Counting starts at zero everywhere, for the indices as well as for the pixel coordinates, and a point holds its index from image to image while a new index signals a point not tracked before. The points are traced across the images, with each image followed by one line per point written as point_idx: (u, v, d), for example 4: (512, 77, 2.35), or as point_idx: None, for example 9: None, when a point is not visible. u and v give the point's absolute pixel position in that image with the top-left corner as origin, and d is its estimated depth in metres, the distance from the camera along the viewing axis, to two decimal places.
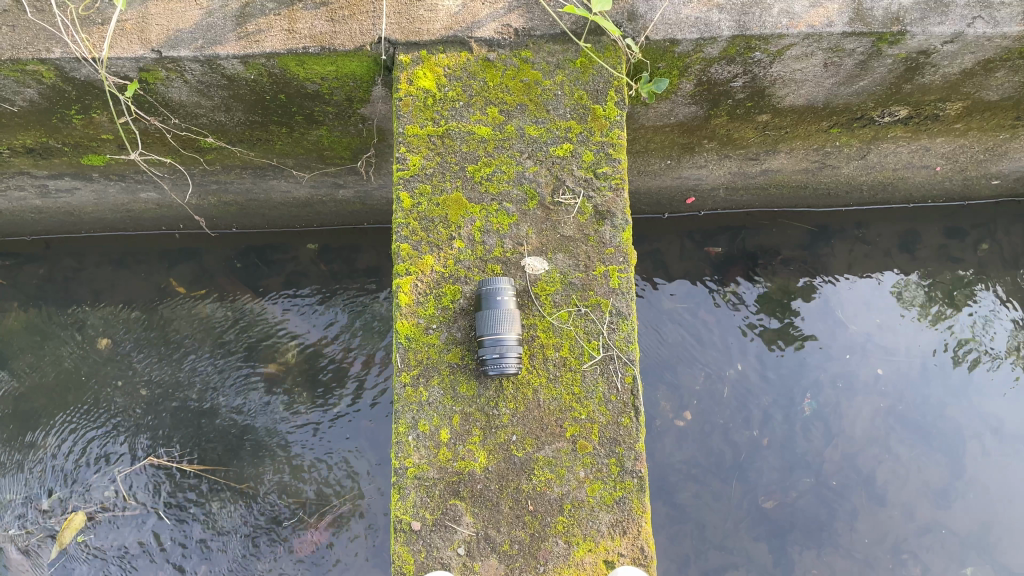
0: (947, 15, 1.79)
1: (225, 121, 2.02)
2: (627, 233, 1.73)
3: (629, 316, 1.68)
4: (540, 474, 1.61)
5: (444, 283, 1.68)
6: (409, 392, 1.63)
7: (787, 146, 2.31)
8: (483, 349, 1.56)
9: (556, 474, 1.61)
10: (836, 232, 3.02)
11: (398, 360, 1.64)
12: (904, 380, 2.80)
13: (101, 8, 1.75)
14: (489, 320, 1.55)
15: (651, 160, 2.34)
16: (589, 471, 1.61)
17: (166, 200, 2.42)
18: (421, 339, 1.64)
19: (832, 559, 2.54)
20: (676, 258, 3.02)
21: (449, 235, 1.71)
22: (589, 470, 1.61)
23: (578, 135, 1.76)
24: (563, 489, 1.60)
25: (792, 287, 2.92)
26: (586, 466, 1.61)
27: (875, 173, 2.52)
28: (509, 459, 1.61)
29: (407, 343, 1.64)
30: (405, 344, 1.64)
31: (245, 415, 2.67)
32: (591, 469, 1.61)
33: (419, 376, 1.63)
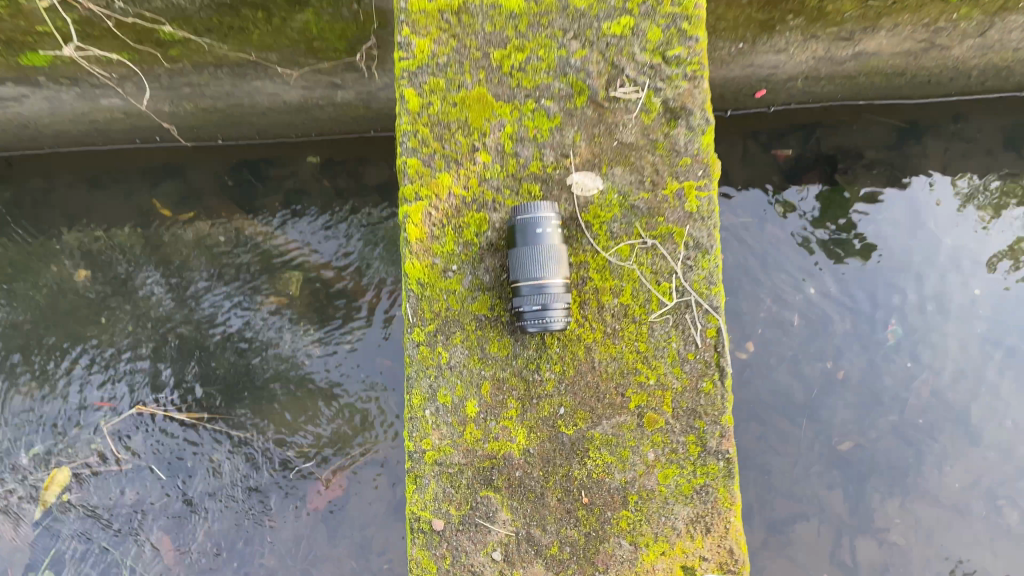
0: None
1: (183, 5, 1.64)
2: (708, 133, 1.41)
3: (710, 252, 1.40)
4: (599, 452, 1.42)
5: (447, 217, 1.40)
6: (424, 353, 1.42)
7: (891, 21, 1.85)
8: (523, 301, 1.27)
9: (618, 457, 1.42)
10: (929, 129, 2.47)
11: (409, 313, 1.41)
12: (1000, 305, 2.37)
13: None
14: (529, 266, 1.25)
15: (719, 45, 1.90)
16: (659, 452, 1.42)
17: (133, 108, 2.02)
18: (435, 293, 1.40)
19: (917, 507, 2.24)
20: (740, 163, 2.49)
21: (451, 126, 1.41)
22: (662, 450, 1.42)
23: (640, 5, 1.39)
24: (627, 476, 1.42)
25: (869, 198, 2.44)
26: (657, 445, 1.42)
27: (991, 55, 2.05)
28: (556, 437, 1.43)
29: (421, 285, 1.40)
30: (416, 292, 1.40)
31: (246, 356, 2.34)
32: (665, 447, 1.42)
33: (436, 333, 1.42)
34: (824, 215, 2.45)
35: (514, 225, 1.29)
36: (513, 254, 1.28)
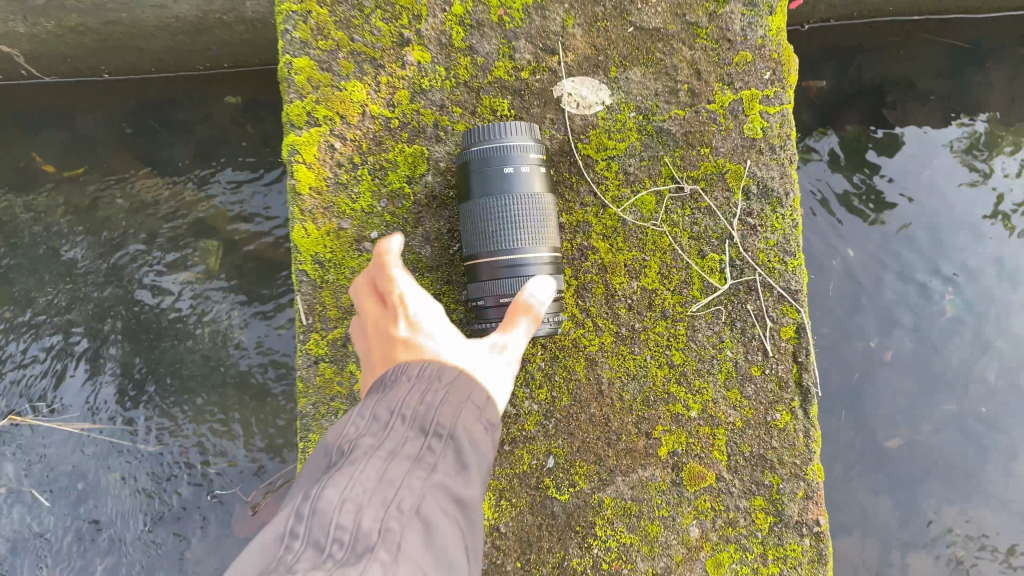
0: None
1: None
2: (779, 12, 1.25)
3: (783, 207, 1.27)
4: (615, 527, 1.26)
5: (363, 153, 1.25)
6: (324, 376, 1.26)
7: None
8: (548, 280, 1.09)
9: (646, 533, 1.26)
10: (992, 52, 2.00)
11: (300, 306, 1.25)
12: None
13: None
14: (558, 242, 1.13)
15: None
16: (704, 523, 1.26)
17: None
18: (343, 280, 1.25)
19: (980, 516, 1.78)
20: None
21: (372, 5, 1.24)
22: (712, 521, 1.26)
23: None
24: (653, 563, 1.25)
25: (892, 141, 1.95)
26: (707, 509, 1.26)
27: None
28: (545, 505, 1.26)
29: (317, 262, 1.25)
30: (317, 261, 1.24)
31: (150, 348, 1.83)
32: (719, 517, 1.26)
33: (339, 340, 1.26)
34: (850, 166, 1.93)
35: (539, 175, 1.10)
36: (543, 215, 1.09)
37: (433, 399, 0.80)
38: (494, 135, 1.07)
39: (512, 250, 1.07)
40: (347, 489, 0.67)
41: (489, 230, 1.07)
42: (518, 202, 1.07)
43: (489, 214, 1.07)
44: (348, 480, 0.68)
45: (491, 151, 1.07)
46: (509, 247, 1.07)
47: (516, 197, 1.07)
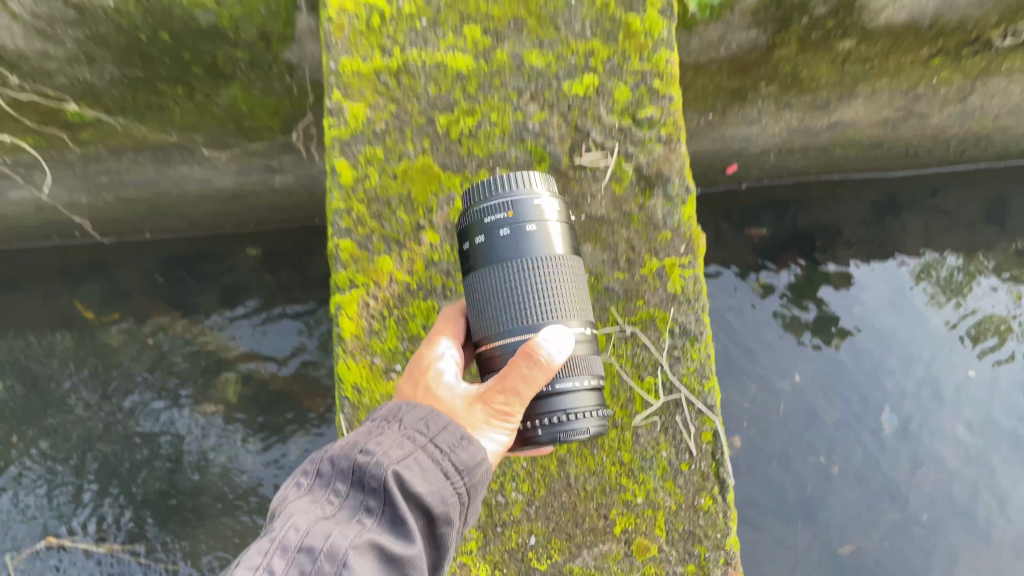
0: None
1: (93, 79, 1.50)
2: (689, 204, 1.38)
3: (699, 340, 1.37)
4: None
5: (391, 308, 1.35)
6: None
7: (869, 87, 1.70)
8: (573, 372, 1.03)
9: None
10: (906, 203, 2.35)
11: (343, 420, 1.34)
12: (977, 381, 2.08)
13: None
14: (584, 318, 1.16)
15: (687, 117, 1.73)
16: None
17: (46, 201, 1.80)
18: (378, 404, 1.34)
19: None
20: (712, 245, 2.30)
21: (397, 199, 1.35)
22: None
23: (604, 63, 1.35)
24: None
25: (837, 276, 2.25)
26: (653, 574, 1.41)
27: (970, 122, 1.95)
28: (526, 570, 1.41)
29: (357, 390, 1.34)
30: (351, 393, 1.34)
31: (176, 475, 2.03)
32: None
33: None
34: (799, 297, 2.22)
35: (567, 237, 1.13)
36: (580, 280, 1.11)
37: (375, 452, 0.86)
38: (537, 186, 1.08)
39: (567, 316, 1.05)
40: (258, 565, 0.74)
41: (547, 292, 1.04)
42: (568, 266, 1.08)
43: (543, 274, 1.04)
44: (264, 554, 0.75)
45: (519, 210, 1.05)
46: (564, 311, 1.05)
47: (566, 259, 1.07)
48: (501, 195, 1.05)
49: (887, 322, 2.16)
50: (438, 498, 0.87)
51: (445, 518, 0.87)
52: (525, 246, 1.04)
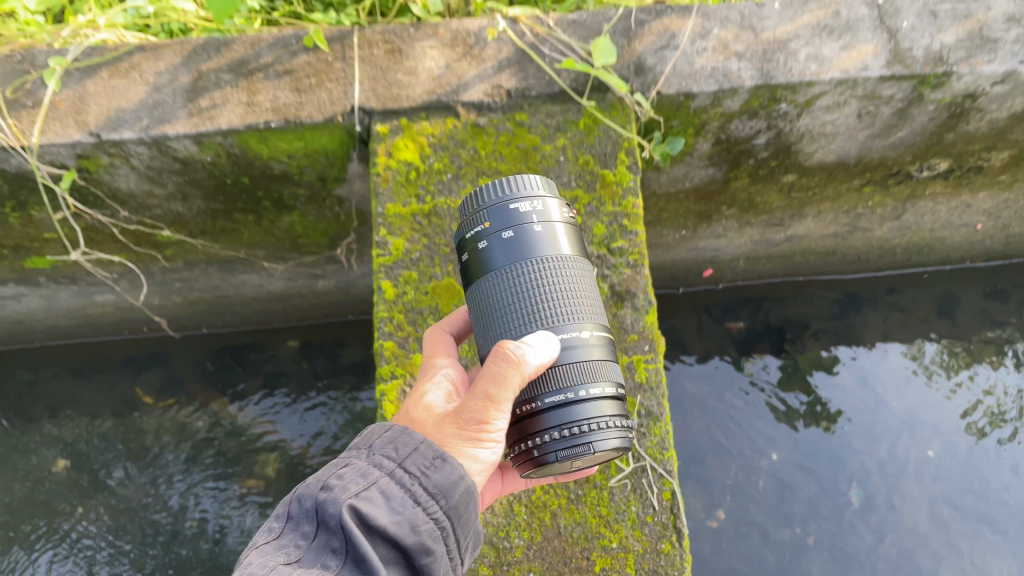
0: (997, 52, 1.54)
1: (182, 211, 1.75)
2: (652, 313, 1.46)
3: (660, 418, 1.39)
4: None
5: None
6: None
7: (815, 209, 2.03)
8: (602, 383, 1.04)
9: None
10: (866, 299, 2.54)
11: None
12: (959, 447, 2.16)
13: (32, 90, 1.49)
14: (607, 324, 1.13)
15: (664, 233, 2.06)
16: None
17: (126, 302, 2.07)
18: None
19: None
20: (695, 336, 2.48)
21: (425, 310, 1.44)
22: None
23: (586, 206, 1.49)
24: None
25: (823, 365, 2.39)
26: None
27: (910, 234, 2.25)
28: None
29: None
30: None
31: (219, 545, 2.11)
32: None
33: None
34: (788, 385, 2.33)
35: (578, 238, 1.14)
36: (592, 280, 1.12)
37: (339, 486, 0.91)
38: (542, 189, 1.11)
39: (571, 317, 1.04)
40: None
41: (547, 289, 1.03)
42: (573, 265, 1.07)
43: (541, 266, 1.04)
44: None
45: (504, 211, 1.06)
46: (567, 314, 1.04)
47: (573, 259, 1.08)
48: (501, 195, 1.08)
49: (861, 405, 2.26)
50: (407, 528, 0.91)
51: (419, 547, 0.91)
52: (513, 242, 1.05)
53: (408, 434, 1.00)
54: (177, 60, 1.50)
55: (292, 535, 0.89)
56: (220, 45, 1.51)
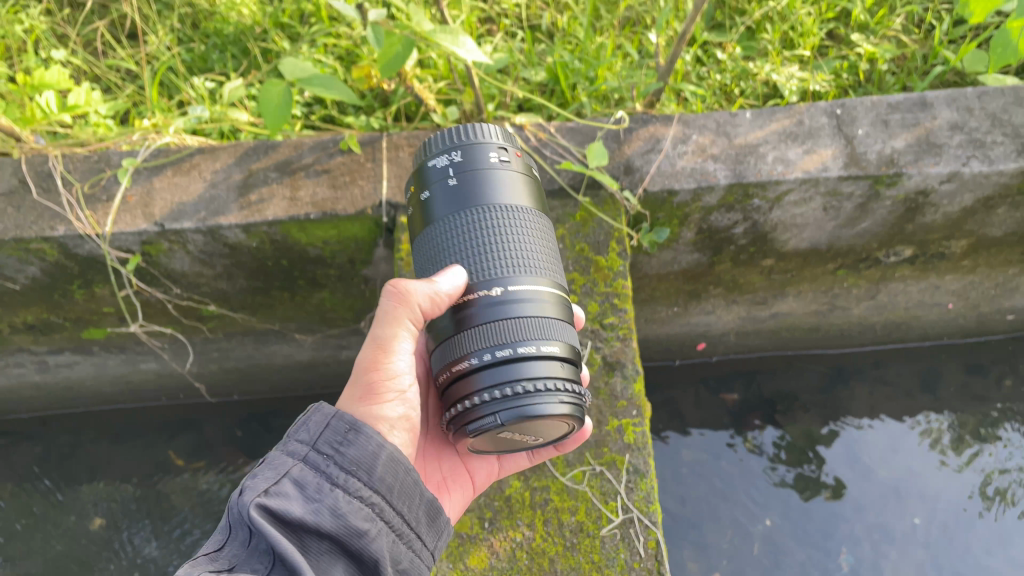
0: (942, 156, 1.78)
1: (226, 289, 1.98)
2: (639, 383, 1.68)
3: (647, 474, 1.58)
4: None
5: None
6: None
7: (795, 289, 2.22)
8: (525, 344, 1.18)
9: None
10: (853, 372, 2.48)
11: None
12: (958, 516, 2.13)
13: (107, 186, 1.77)
14: (550, 265, 1.31)
15: (658, 309, 2.26)
16: None
17: (168, 370, 2.25)
18: None
19: None
20: (693, 408, 2.42)
21: None
22: None
23: (582, 286, 1.76)
24: None
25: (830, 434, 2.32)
26: None
27: (886, 311, 2.36)
28: None
29: None
30: None
31: None
32: None
33: None
34: (790, 455, 2.27)
35: (525, 182, 1.36)
36: (530, 217, 1.31)
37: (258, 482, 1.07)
38: (494, 133, 1.37)
39: (492, 245, 1.25)
40: None
41: (495, 215, 1.27)
42: (501, 201, 1.29)
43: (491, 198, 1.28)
44: None
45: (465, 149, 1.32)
46: (503, 242, 1.26)
47: (508, 197, 1.30)
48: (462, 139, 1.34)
49: (852, 471, 2.22)
50: (327, 512, 1.07)
51: (341, 525, 1.07)
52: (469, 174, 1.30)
53: (318, 416, 1.17)
54: (232, 160, 1.79)
55: (230, 546, 1.04)
56: (268, 149, 1.81)
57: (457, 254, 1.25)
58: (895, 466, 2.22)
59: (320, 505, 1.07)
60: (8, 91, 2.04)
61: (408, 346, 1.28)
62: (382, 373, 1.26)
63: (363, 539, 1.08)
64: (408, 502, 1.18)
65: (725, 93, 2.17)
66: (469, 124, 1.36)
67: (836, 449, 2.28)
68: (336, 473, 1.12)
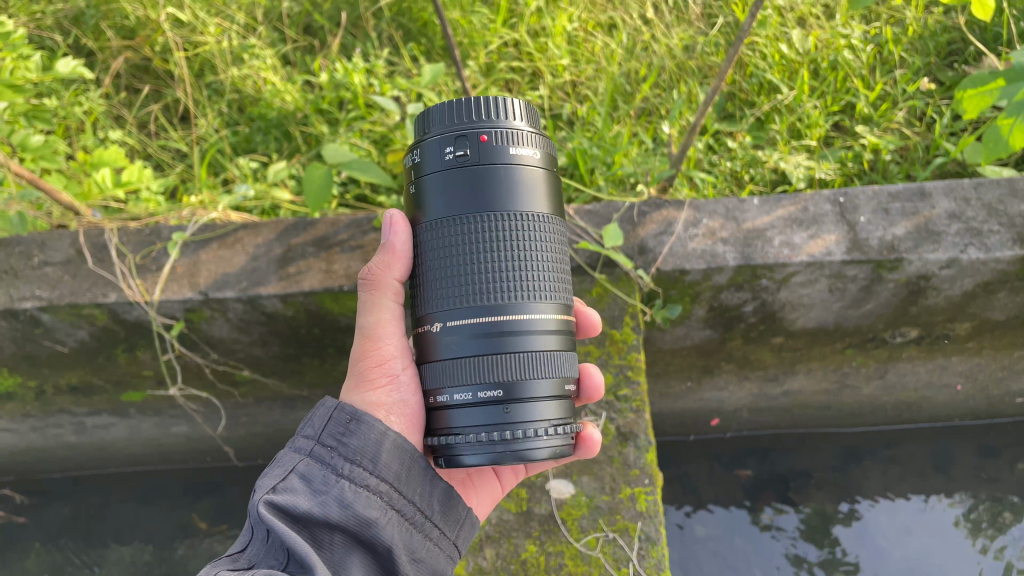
0: (940, 243, 1.89)
1: (260, 355, 2.09)
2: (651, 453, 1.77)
3: (658, 542, 1.65)
4: None
5: None
6: None
7: (805, 366, 2.29)
8: (462, 391, 1.29)
9: None
10: (866, 452, 2.44)
11: None
12: None
13: (157, 257, 1.94)
14: (512, 280, 1.32)
15: (672, 383, 2.34)
16: None
17: (198, 434, 2.34)
18: None
19: None
20: (707, 483, 2.41)
21: None
22: None
23: (598, 358, 1.87)
24: None
25: (847, 513, 2.32)
26: None
27: (896, 392, 2.37)
28: None
29: None
30: None
31: None
32: None
33: None
34: (806, 535, 2.27)
35: (496, 173, 1.33)
36: (485, 224, 1.32)
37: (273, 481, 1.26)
38: (501, 115, 1.36)
39: (497, 263, 1.32)
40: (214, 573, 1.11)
41: (510, 230, 1.33)
42: (451, 215, 1.33)
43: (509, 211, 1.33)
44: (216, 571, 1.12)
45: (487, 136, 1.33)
46: (516, 263, 1.33)
47: (523, 205, 1.35)
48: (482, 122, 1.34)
49: (868, 551, 2.21)
50: (334, 502, 1.26)
51: (348, 510, 1.26)
52: (487, 168, 1.32)
53: (322, 412, 1.37)
54: (274, 235, 1.93)
55: (254, 544, 1.22)
56: (307, 226, 1.94)
57: (472, 265, 1.31)
58: (913, 547, 2.21)
59: (327, 497, 1.26)
60: (70, 168, 2.23)
61: (393, 332, 1.53)
62: (372, 360, 1.50)
63: (369, 523, 1.27)
64: (412, 486, 1.38)
65: (736, 178, 2.30)
66: (456, 108, 1.34)
67: (853, 530, 2.27)
68: (340, 464, 1.31)
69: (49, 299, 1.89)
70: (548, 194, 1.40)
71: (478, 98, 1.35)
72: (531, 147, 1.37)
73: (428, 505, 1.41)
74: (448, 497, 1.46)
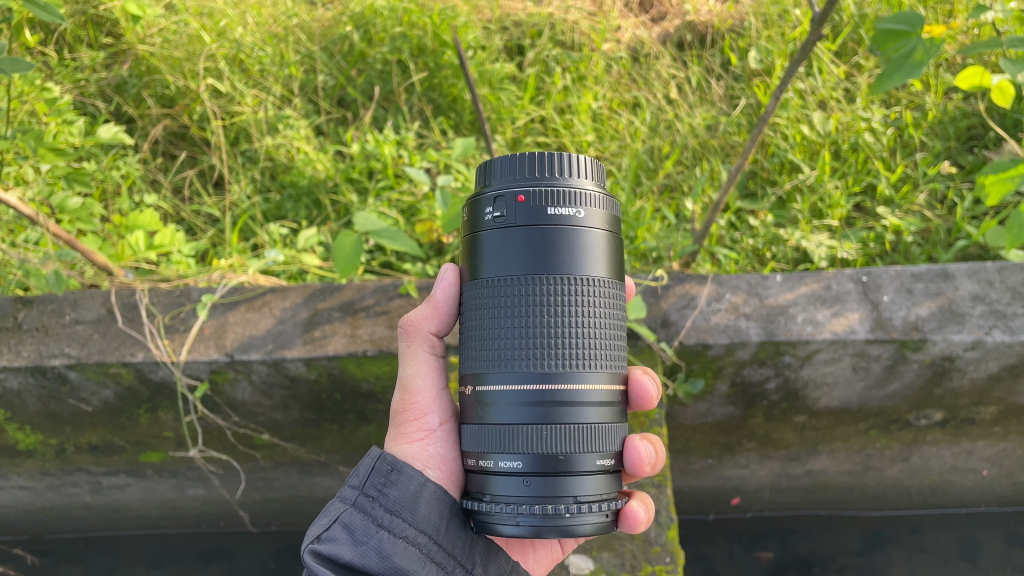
0: (965, 324, 1.89)
1: (280, 419, 2.09)
2: (673, 530, 1.74)
3: None
4: None
5: None
6: None
7: (828, 446, 2.26)
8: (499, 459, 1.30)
9: None
10: (891, 536, 2.38)
11: None
12: None
13: (185, 318, 1.99)
14: (565, 346, 1.31)
15: (692, 460, 2.31)
16: None
17: (213, 497, 2.33)
18: None
19: None
20: (727, 564, 2.35)
21: None
22: None
23: None
24: None
25: None
26: None
27: (921, 475, 2.32)
28: None
29: None
30: None
31: None
32: None
33: None
34: None
35: (556, 233, 1.32)
36: (515, 287, 1.31)
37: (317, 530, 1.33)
38: (564, 172, 1.36)
39: (550, 327, 1.31)
40: None
41: (566, 293, 1.31)
42: (486, 278, 1.35)
43: (565, 271, 1.32)
44: None
45: (548, 195, 1.33)
46: (568, 327, 1.31)
47: (582, 267, 1.33)
48: (544, 181, 1.35)
49: None
50: (373, 554, 1.31)
51: (385, 562, 1.31)
52: (546, 226, 1.32)
53: (368, 461, 1.42)
54: (300, 299, 1.98)
55: None
56: (333, 291, 1.98)
57: (523, 327, 1.31)
58: None
59: (368, 548, 1.31)
60: (105, 230, 2.29)
61: (430, 384, 1.57)
62: (410, 413, 1.55)
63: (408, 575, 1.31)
64: (453, 539, 1.39)
65: (758, 255, 2.32)
66: (522, 163, 1.35)
67: None
68: (381, 515, 1.35)
69: (77, 357, 1.92)
70: (596, 255, 1.35)
71: (534, 155, 1.36)
72: (578, 206, 1.34)
73: (472, 559, 1.41)
74: (490, 550, 1.46)
